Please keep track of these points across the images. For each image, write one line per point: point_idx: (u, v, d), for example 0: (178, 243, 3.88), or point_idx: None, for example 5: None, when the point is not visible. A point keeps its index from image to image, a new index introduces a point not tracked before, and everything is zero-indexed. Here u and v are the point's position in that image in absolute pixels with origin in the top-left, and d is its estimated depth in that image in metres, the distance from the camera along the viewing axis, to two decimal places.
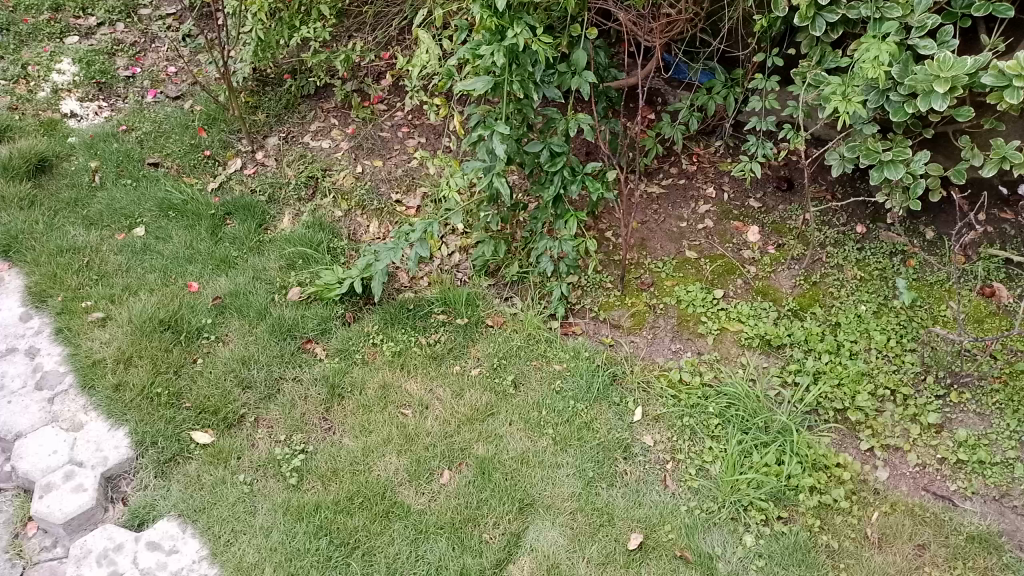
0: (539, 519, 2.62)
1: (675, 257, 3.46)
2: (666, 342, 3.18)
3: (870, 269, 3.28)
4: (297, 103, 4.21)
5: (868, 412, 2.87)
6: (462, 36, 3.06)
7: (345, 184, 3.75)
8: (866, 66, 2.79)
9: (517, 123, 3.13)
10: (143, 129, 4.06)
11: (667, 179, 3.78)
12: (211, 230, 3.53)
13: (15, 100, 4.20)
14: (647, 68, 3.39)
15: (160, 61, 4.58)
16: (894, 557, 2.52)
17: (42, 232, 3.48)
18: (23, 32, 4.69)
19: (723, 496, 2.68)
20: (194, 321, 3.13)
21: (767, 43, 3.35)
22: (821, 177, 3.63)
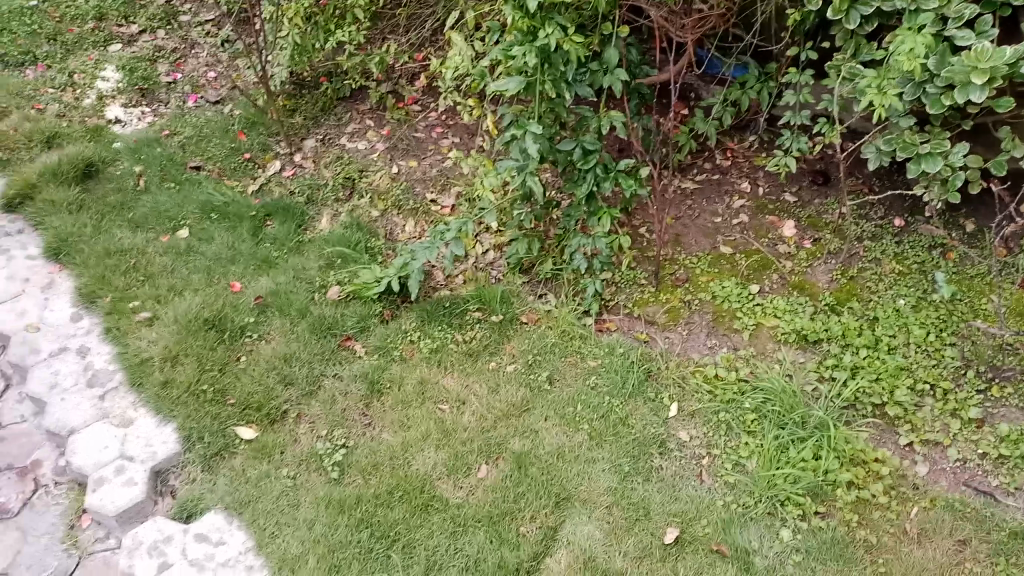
0: (576, 513, 2.65)
1: (710, 253, 3.46)
2: (702, 337, 3.18)
3: (909, 262, 3.25)
4: (333, 105, 4.29)
5: (907, 406, 2.85)
6: (495, 37, 3.10)
7: (381, 185, 3.82)
8: (900, 58, 2.78)
9: (550, 122, 3.16)
10: (185, 134, 4.16)
11: (701, 174, 3.78)
12: (252, 231, 3.61)
13: (63, 107, 4.33)
14: (680, 64, 3.40)
15: (200, 67, 4.69)
16: (935, 552, 2.50)
17: (90, 235, 3.59)
18: (69, 41, 4.83)
19: (760, 491, 2.68)
20: (238, 320, 3.21)
21: (800, 37, 3.34)
22: (858, 171, 3.60)
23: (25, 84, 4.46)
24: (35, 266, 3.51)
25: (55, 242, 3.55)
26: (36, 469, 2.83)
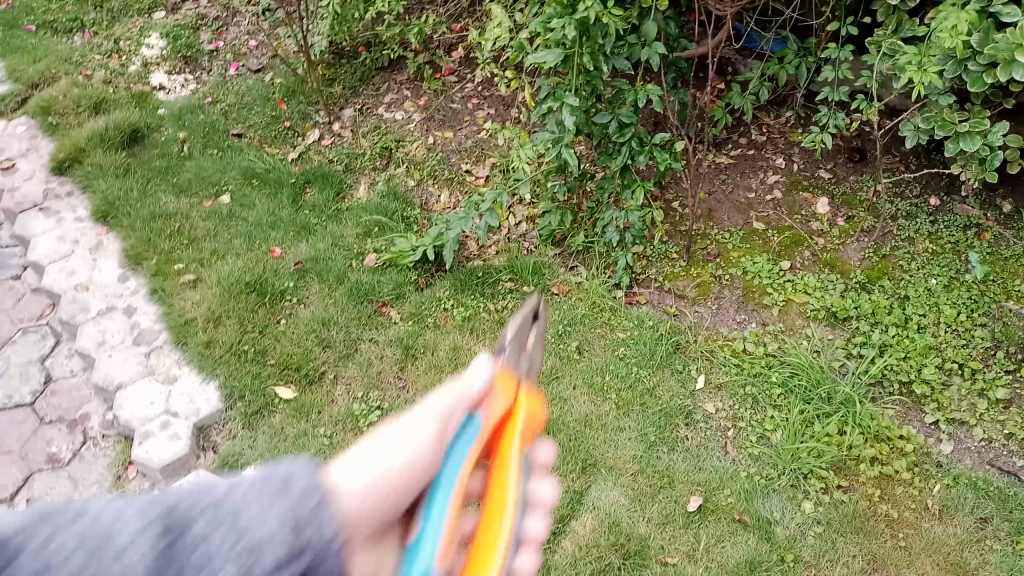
0: (602, 479, 2.73)
1: (742, 228, 3.47)
2: (731, 312, 3.21)
3: (943, 242, 3.25)
4: (371, 75, 4.34)
5: (934, 385, 2.87)
6: (534, 10, 3.13)
7: (417, 155, 3.87)
8: (943, 35, 2.73)
9: (585, 95, 3.18)
10: (227, 101, 4.25)
11: (736, 149, 3.76)
12: (292, 198, 3.70)
13: (109, 73, 4.43)
14: (718, 38, 3.39)
15: (241, 35, 4.76)
16: (955, 529, 2.55)
17: (136, 199, 3.70)
18: (115, 8, 4.93)
19: (784, 464, 2.72)
20: (278, 284, 3.31)
21: (841, 12, 3.30)
22: (895, 148, 3.57)
23: (73, 51, 4.58)
24: (84, 228, 3.63)
25: (103, 205, 3.67)
26: (84, 422, 2.96)
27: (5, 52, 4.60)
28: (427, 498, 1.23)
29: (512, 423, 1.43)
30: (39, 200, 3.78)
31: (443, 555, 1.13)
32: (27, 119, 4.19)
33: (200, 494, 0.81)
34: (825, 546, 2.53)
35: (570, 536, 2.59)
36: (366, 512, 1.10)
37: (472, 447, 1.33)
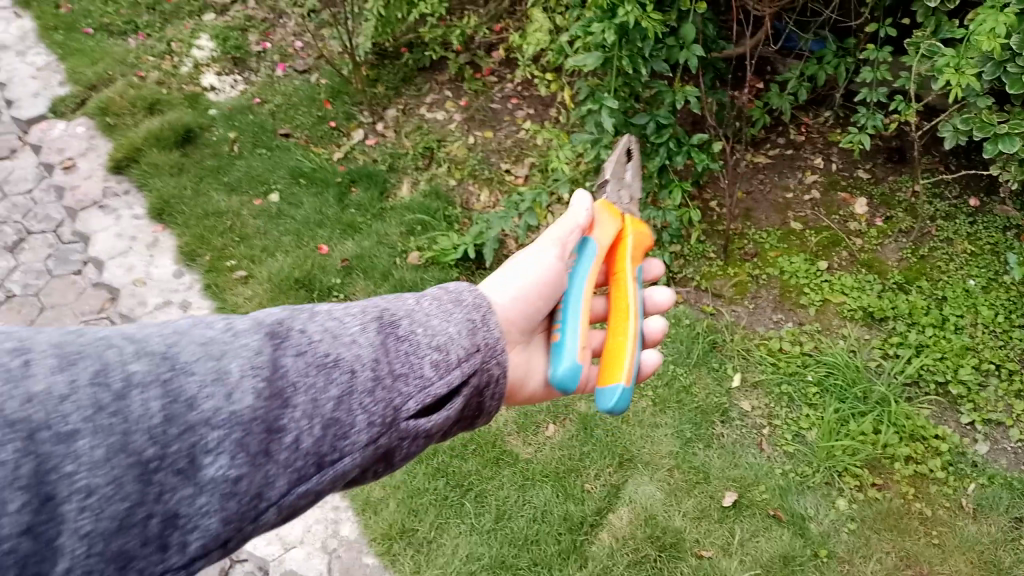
0: (638, 473, 2.81)
1: (780, 228, 3.50)
2: (768, 312, 3.25)
3: (982, 243, 3.26)
4: (413, 76, 4.44)
5: (971, 386, 2.90)
6: (575, 13, 3.20)
7: (458, 155, 3.97)
8: (980, 38, 2.75)
9: (624, 97, 3.23)
10: (275, 102, 4.38)
11: (774, 149, 3.78)
12: (338, 197, 3.82)
13: (163, 75, 4.59)
14: (756, 39, 3.43)
15: (287, 37, 4.89)
16: (989, 528, 2.59)
17: (190, 197, 3.86)
18: (167, 11, 5.09)
19: (818, 462, 2.78)
20: (326, 281, 3.44)
21: (881, 13, 3.31)
22: (935, 149, 3.57)
23: (128, 53, 4.75)
24: (141, 225, 3.80)
25: (159, 203, 3.82)
26: None
27: (65, 55, 4.79)
28: (566, 303, 1.77)
29: (625, 244, 1.98)
30: (98, 198, 3.96)
31: (579, 351, 1.68)
32: (87, 120, 4.36)
33: (398, 306, 1.19)
34: (858, 542, 2.59)
35: (608, 528, 2.66)
36: (532, 309, 1.69)
37: (592, 263, 1.86)
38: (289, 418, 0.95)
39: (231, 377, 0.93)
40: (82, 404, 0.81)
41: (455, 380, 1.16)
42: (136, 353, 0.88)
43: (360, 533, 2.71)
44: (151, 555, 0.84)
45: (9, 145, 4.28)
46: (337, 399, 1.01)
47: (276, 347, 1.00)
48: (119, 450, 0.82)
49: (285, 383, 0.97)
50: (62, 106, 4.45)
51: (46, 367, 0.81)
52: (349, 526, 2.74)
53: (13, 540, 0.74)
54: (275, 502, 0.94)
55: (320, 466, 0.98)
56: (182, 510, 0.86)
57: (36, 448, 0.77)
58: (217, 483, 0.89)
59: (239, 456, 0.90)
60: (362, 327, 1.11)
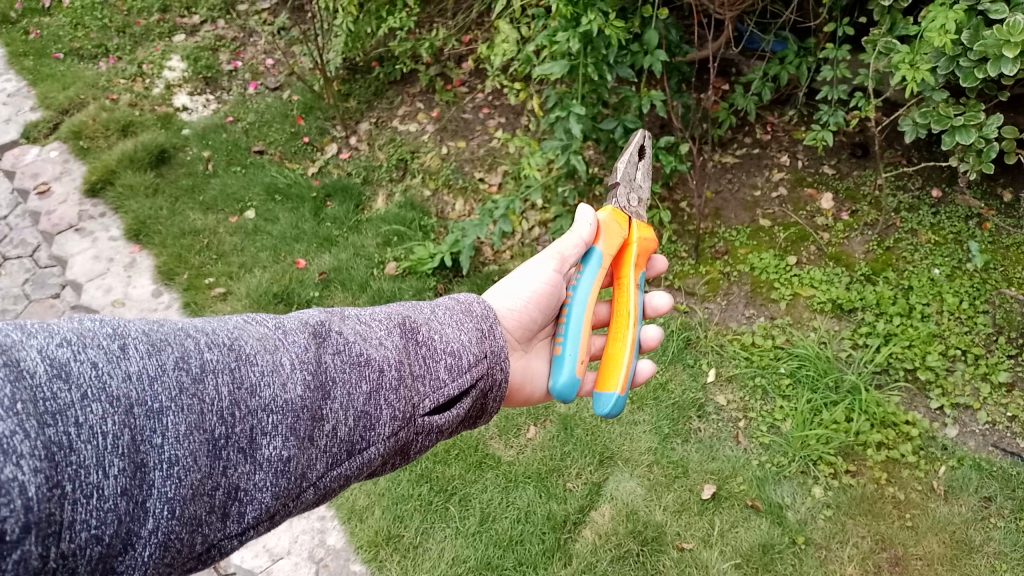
0: (619, 471, 2.86)
1: (749, 226, 3.58)
2: (740, 307, 3.33)
3: (945, 232, 3.34)
4: (385, 89, 4.49)
5: (938, 371, 2.97)
6: (540, 23, 3.26)
7: (432, 165, 4.01)
8: (932, 35, 2.84)
9: (592, 103, 3.29)
10: (248, 120, 4.41)
11: (741, 149, 3.86)
12: (314, 211, 3.85)
13: (135, 97, 4.61)
14: (718, 42, 3.50)
15: (259, 55, 4.92)
16: (960, 508, 2.66)
17: (166, 217, 3.88)
18: (137, 34, 5.12)
19: (794, 451, 2.84)
20: (304, 294, 3.47)
21: (838, 13, 3.39)
22: (896, 142, 3.66)
23: (99, 76, 4.77)
24: (118, 246, 3.83)
25: (135, 224, 3.84)
26: None
27: (37, 80, 4.80)
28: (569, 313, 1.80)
29: (631, 252, 1.99)
30: (74, 221, 3.98)
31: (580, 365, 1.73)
32: (60, 144, 4.38)
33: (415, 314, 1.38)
34: (835, 528, 2.65)
35: (590, 526, 2.71)
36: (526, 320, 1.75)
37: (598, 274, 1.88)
38: (329, 409, 1.14)
39: (284, 369, 1.11)
40: (169, 386, 0.99)
41: (466, 384, 1.34)
42: (208, 345, 1.06)
43: (347, 541, 2.74)
44: (215, 522, 1.00)
45: None
46: (368, 393, 1.19)
47: (318, 346, 1.19)
48: (197, 427, 0.99)
49: (326, 377, 1.16)
50: (35, 131, 4.47)
51: (139, 352, 0.99)
52: (336, 534, 2.77)
53: (114, 499, 0.90)
54: (314, 481, 1.12)
55: (350, 452, 1.16)
56: (242, 484, 1.02)
57: (132, 422, 0.94)
58: (271, 462, 1.05)
59: (290, 440, 1.08)
60: (385, 333, 1.29)
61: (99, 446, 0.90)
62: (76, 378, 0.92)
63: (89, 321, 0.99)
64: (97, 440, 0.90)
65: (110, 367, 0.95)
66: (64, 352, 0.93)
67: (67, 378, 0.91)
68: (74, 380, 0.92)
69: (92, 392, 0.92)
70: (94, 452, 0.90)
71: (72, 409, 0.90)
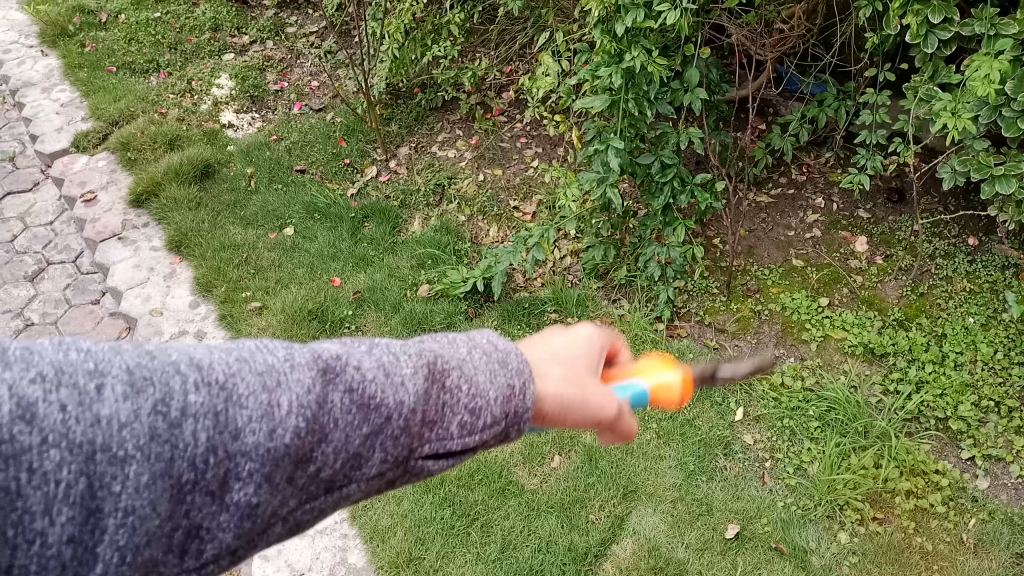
0: (642, 505, 2.85)
1: (782, 265, 3.58)
2: (770, 346, 3.32)
3: (980, 281, 3.32)
4: (425, 115, 4.57)
5: (971, 422, 2.95)
6: (583, 58, 3.30)
7: (468, 192, 4.08)
8: (975, 84, 2.84)
9: (630, 137, 3.31)
10: (291, 139, 4.50)
11: (776, 188, 3.86)
12: (351, 231, 3.91)
13: (183, 112, 4.74)
14: (758, 82, 3.51)
15: (305, 76, 5.04)
16: (989, 563, 2.63)
17: (207, 230, 3.96)
18: (188, 51, 5.27)
19: (820, 495, 2.82)
20: (338, 312, 3.52)
21: (880, 58, 3.40)
22: (933, 189, 3.65)
23: (150, 90, 4.90)
24: (160, 256, 3.91)
25: (177, 236, 3.93)
26: None
27: (89, 92, 4.94)
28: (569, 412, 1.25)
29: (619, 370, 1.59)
30: (118, 230, 4.06)
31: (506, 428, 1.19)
32: (108, 155, 4.50)
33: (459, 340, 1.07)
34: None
35: (611, 559, 2.71)
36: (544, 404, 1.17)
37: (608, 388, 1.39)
38: (319, 451, 0.91)
39: (279, 411, 0.88)
40: (139, 432, 0.80)
41: (487, 441, 1.04)
42: (198, 383, 0.85)
43: (368, 561, 2.75)
44: (170, 560, 0.84)
45: (32, 180, 4.53)
46: (367, 437, 0.94)
47: (328, 381, 0.93)
48: (163, 475, 0.81)
49: (328, 419, 0.92)
50: (85, 141, 4.59)
51: (115, 393, 0.80)
52: (357, 553, 2.78)
53: (57, 547, 0.76)
54: (285, 519, 0.92)
55: (329, 489, 0.94)
56: (202, 526, 0.85)
57: (91, 469, 0.77)
58: (244, 511, 0.87)
59: (264, 485, 0.87)
60: (411, 369, 0.99)
61: (49, 494, 0.75)
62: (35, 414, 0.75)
63: (71, 351, 0.81)
64: (49, 487, 0.75)
65: (79, 411, 0.77)
66: (34, 390, 0.76)
67: (29, 420, 0.74)
68: (36, 423, 0.75)
69: (53, 436, 0.75)
70: (43, 499, 0.75)
71: (25, 454, 0.74)
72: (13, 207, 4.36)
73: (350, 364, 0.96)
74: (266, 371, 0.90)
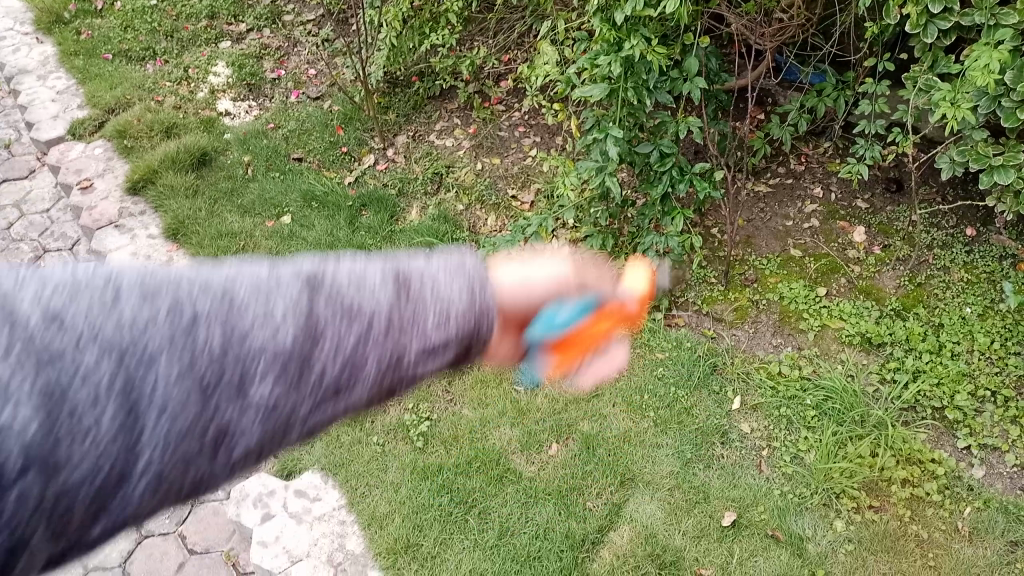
0: (640, 492, 2.86)
1: (780, 255, 3.58)
2: (768, 336, 3.33)
3: (978, 271, 3.32)
4: (423, 104, 4.55)
5: (967, 411, 2.95)
6: (582, 46, 3.29)
7: (466, 181, 4.07)
8: (975, 74, 2.83)
9: (629, 126, 3.31)
10: (288, 127, 4.48)
11: (774, 178, 3.86)
12: (349, 220, 3.90)
13: (179, 100, 4.72)
14: (757, 72, 3.51)
15: (302, 64, 5.02)
16: (984, 551, 2.64)
17: (204, 218, 3.95)
18: (184, 38, 5.24)
19: (816, 483, 2.83)
20: None
21: (879, 48, 3.39)
22: (931, 179, 3.65)
23: (146, 78, 4.88)
24: (156, 245, 3.89)
25: (174, 223, 3.91)
26: None
27: (85, 79, 4.92)
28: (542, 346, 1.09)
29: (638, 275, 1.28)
30: (115, 218, 4.04)
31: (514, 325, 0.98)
32: (104, 142, 4.47)
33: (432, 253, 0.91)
34: (855, 563, 2.64)
35: (608, 546, 2.71)
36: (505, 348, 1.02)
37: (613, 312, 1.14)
38: (328, 350, 0.79)
39: (283, 311, 0.77)
40: (159, 331, 0.70)
41: (479, 333, 0.90)
42: (202, 284, 0.75)
43: (366, 547, 2.72)
44: (201, 464, 0.73)
45: (28, 167, 4.49)
46: (371, 334, 0.82)
47: (321, 280, 0.81)
48: (187, 373, 0.71)
49: (330, 316, 0.80)
50: (82, 128, 4.56)
51: (127, 294, 0.70)
52: (356, 539, 2.74)
53: (94, 453, 0.66)
54: (304, 426, 0.79)
55: (344, 390, 0.81)
56: (231, 426, 0.74)
57: (114, 370, 0.67)
58: (266, 412, 0.76)
59: (286, 378, 0.77)
60: (390, 270, 0.86)
61: (83, 393, 0.66)
62: (54, 317, 0.66)
63: (67, 265, 0.70)
64: (80, 388, 0.66)
65: (96, 313, 0.68)
66: (43, 297, 0.67)
67: (49, 323, 0.66)
68: (56, 323, 0.66)
69: (75, 338, 0.66)
70: (75, 403, 0.65)
71: (50, 358, 0.65)
72: (9, 194, 4.32)
73: (337, 267, 0.84)
74: (252, 273, 0.79)
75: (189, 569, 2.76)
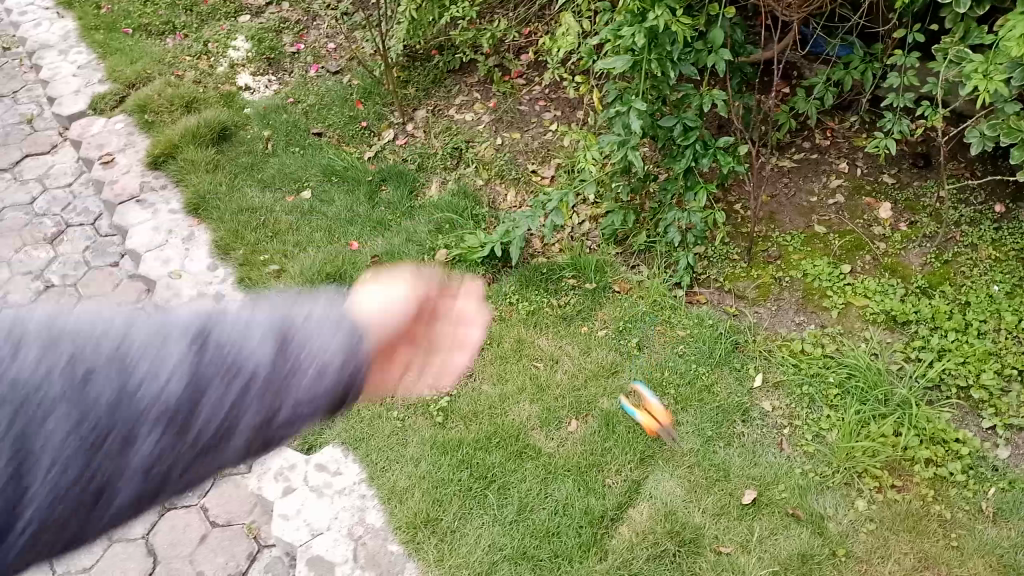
0: (659, 469, 2.85)
1: (804, 231, 3.54)
2: (790, 313, 3.30)
3: (1007, 249, 3.25)
4: (443, 78, 4.51)
5: (993, 391, 2.91)
6: (605, 18, 3.23)
7: (486, 155, 4.04)
8: (1009, 44, 2.74)
9: (652, 99, 3.25)
10: (308, 101, 4.46)
11: (799, 153, 3.80)
12: (369, 195, 3.89)
13: (199, 74, 4.71)
14: (784, 43, 3.44)
15: (321, 38, 4.98)
16: (1009, 532, 2.62)
17: (225, 193, 3.95)
18: (203, 12, 5.22)
19: (838, 462, 2.81)
20: (356, 276, 3.51)
21: (909, 19, 3.31)
22: (961, 154, 3.58)
23: (167, 53, 4.87)
24: (178, 219, 3.88)
25: (195, 198, 3.91)
26: None
27: (106, 54, 4.92)
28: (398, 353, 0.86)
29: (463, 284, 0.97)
30: (136, 192, 4.04)
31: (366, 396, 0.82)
32: (125, 117, 4.47)
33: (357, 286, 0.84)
34: (876, 542, 2.62)
35: (628, 522, 2.70)
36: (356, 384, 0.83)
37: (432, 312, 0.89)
38: (212, 409, 0.73)
39: (165, 366, 0.72)
40: (31, 389, 0.68)
41: (388, 378, 0.80)
42: (89, 335, 0.71)
43: (386, 521, 2.73)
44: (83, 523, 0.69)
45: (50, 142, 4.50)
46: (259, 390, 0.75)
47: (214, 331, 0.75)
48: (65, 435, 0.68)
49: (217, 370, 0.74)
50: (103, 103, 4.57)
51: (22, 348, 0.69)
52: (375, 513, 2.76)
53: None
54: (191, 487, 0.74)
55: (228, 449, 0.74)
56: (109, 487, 0.70)
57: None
58: (149, 472, 0.71)
59: (167, 438, 0.71)
60: (293, 313, 0.78)
61: None
62: None
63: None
64: None
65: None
66: None
67: None
68: None
69: None
70: None
71: None
72: (32, 169, 4.33)
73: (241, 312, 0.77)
74: (150, 321, 0.74)
75: (212, 541, 2.83)
